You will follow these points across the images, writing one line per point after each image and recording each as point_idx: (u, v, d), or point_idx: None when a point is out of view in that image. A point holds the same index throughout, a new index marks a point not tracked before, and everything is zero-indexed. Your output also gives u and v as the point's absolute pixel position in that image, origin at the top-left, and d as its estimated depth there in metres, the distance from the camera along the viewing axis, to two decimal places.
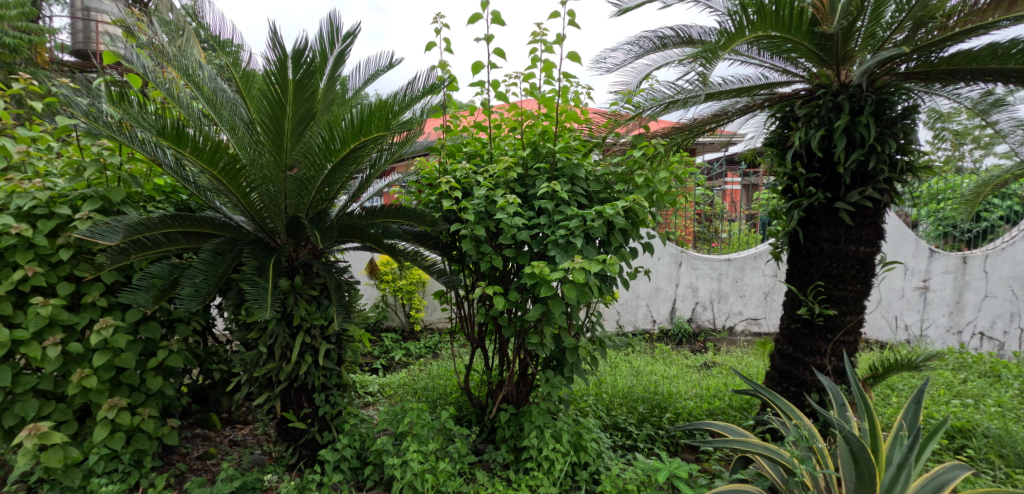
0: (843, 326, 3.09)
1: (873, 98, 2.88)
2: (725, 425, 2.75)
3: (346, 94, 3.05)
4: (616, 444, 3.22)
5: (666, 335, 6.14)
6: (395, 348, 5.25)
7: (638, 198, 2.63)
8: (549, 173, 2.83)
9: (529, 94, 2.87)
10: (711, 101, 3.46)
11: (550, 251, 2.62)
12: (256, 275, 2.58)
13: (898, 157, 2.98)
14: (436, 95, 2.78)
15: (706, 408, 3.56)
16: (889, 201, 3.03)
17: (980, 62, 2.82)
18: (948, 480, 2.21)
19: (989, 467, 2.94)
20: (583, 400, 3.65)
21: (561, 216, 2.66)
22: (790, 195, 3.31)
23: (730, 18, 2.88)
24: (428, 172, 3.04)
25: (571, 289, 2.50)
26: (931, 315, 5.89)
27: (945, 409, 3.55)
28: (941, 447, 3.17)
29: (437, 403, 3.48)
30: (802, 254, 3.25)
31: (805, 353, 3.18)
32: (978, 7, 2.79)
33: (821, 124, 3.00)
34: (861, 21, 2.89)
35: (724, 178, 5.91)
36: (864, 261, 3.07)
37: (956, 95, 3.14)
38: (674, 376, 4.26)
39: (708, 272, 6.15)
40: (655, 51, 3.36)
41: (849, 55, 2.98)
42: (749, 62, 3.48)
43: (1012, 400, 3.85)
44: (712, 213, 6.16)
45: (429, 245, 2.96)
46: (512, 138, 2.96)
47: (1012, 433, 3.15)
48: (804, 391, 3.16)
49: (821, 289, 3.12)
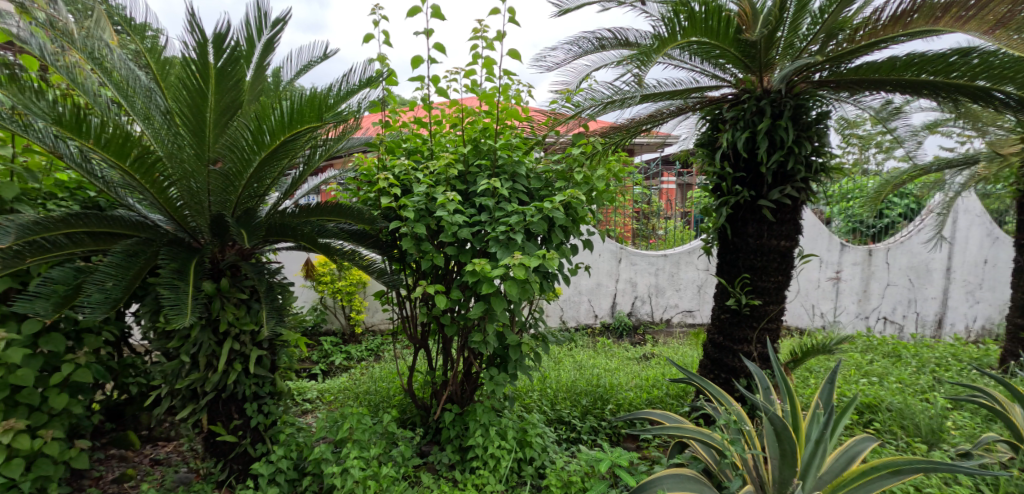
0: (766, 315, 3.28)
1: (791, 103, 3.09)
2: (662, 413, 2.87)
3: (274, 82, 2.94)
4: (561, 438, 3.28)
5: (607, 329, 6.28)
6: (335, 352, 5.08)
7: (576, 193, 2.65)
8: (490, 170, 2.81)
9: (471, 90, 2.86)
10: (646, 102, 3.59)
11: (491, 247, 2.58)
12: (176, 278, 2.39)
13: (813, 158, 3.22)
14: (373, 89, 2.69)
15: (646, 397, 3.70)
16: (806, 199, 3.26)
17: (881, 73, 3.04)
18: (858, 452, 2.41)
19: (893, 438, 3.23)
20: (528, 395, 3.68)
21: (501, 213, 2.64)
22: (718, 193, 3.50)
23: (664, 23, 2.98)
24: (366, 169, 2.95)
25: (512, 286, 2.48)
26: (843, 303, 6.37)
27: (856, 388, 3.90)
28: (853, 422, 3.46)
29: (379, 407, 3.40)
30: (729, 249, 3.43)
31: (734, 342, 3.36)
32: (880, 24, 2.93)
33: (746, 127, 3.19)
34: (781, 32, 3.10)
35: (660, 178, 6.17)
36: (784, 254, 3.29)
37: (860, 103, 3.41)
38: (615, 368, 4.38)
39: (646, 267, 6.38)
40: (594, 52, 3.44)
41: (771, 63, 3.19)
42: (682, 66, 3.61)
43: (911, 377, 4.27)
44: (650, 211, 6.55)
45: (367, 244, 2.88)
46: (452, 134, 2.94)
47: (911, 406, 3.49)
48: (733, 378, 3.33)
49: (747, 281, 3.31)
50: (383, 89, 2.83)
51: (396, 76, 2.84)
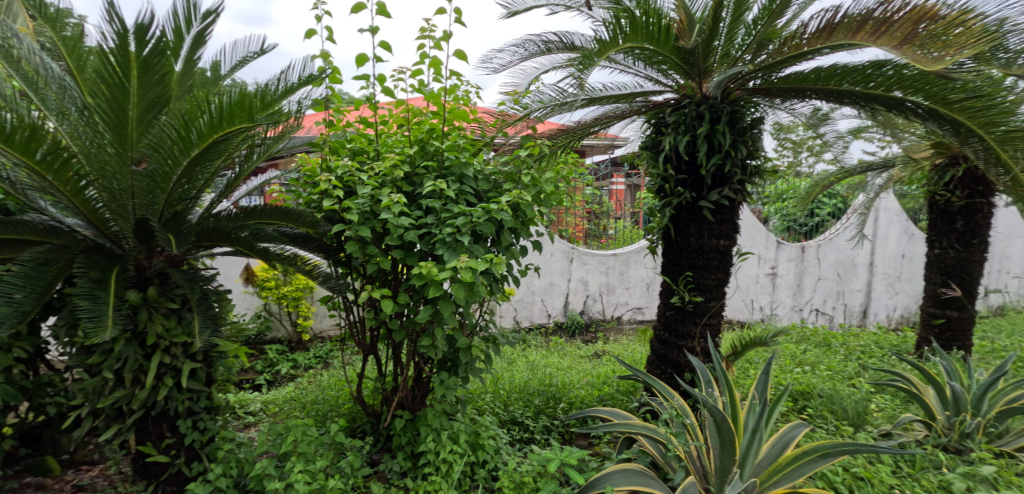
0: (708, 310, 3.42)
1: (727, 109, 3.24)
2: (611, 410, 2.94)
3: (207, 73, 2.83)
4: (514, 438, 3.29)
5: (560, 328, 6.35)
6: (281, 361, 4.89)
7: (522, 194, 2.66)
8: (437, 172, 2.78)
9: (419, 91, 2.83)
10: (593, 105, 3.66)
11: (437, 250, 2.54)
12: (95, 289, 2.22)
13: (748, 162, 3.38)
14: (316, 86, 2.61)
15: (597, 395, 3.77)
16: (742, 200, 3.42)
17: (807, 82, 3.24)
18: (791, 438, 2.54)
19: (824, 422, 3.44)
20: (481, 398, 3.67)
21: (448, 214, 2.61)
22: (662, 194, 3.62)
23: (606, 28, 3.06)
24: (309, 170, 2.83)
25: (460, 289, 2.45)
26: (779, 297, 6.73)
27: (791, 377, 4.13)
28: (789, 409, 3.66)
29: (327, 417, 3.30)
30: (673, 248, 3.55)
31: (678, 337, 3.48)
32: (806, 36, 3.08)
33: (687, 131, 3.31)
34: (718, 41, 3.25)
35: (610, 178, 6.49)
36: (723, 253, 3.44)
37: (793, 110, 3.66)
38: (567, 367, 4.44)
39: (597, 266, 6.50)
40: (541, 55, 3.48)
41: (708, 70, 3.34)
42: (627, 71, 3.71)
43: (839, 365, 4.56)
44: (600, 211, 6.73)
45: (311, 247, 2.82)
46: (399, 135, 2.89)
47: (840, 391, 3.73)
48: (678, 372, 3.45)
49: (690, 278, 3.44)
50: (327, 88, 2.75)
51: (340, 74, 2.77)
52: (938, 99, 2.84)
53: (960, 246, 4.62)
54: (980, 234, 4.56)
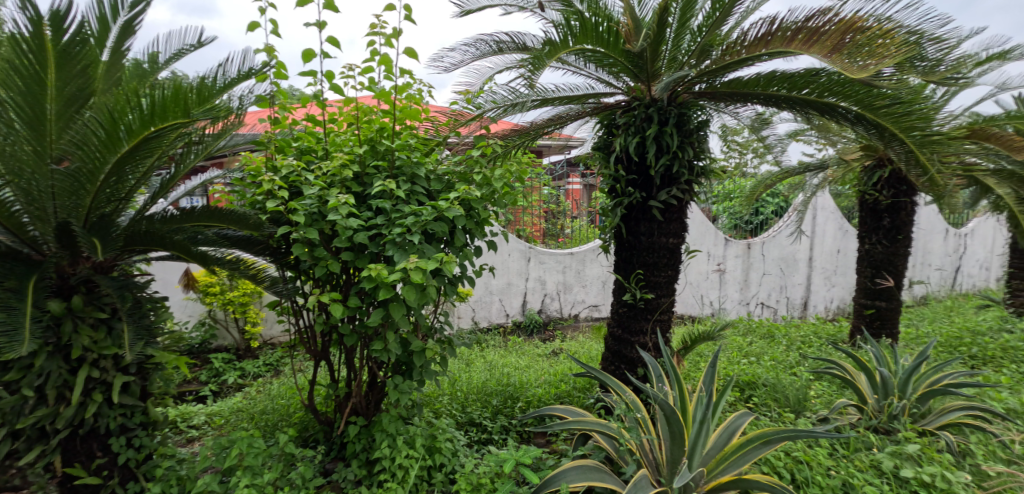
0: (659, 307, 3.52)
1: (675, 111, 3.34)
2: (565, 408, 2.99)
3: (141, 65, 2.69)
4: (472, 440, 3.28)
5: (518, 327, 6.36)
6: (228, 370, 4.68)
7: (469, 188, 2.68)
8: (388, 172, 2.73)
9: (369, 89, 2.77)
10: (547, 106, 3.70)
11: (387, 251, 2.49)
12: (11, 300, 2.06)
13: (695, 162, 3.50)
14: (259, 82, 2.55)
15: (554, 393, 3.81)
16: (689, 199, 3.54)
17: (748, 88, 3.36)
18: (737, 426, 2.65)
19: (768, 410, 3.60)
20: (438, 400, 3.64)
21: (398, 215, 2.56)
22: (613, 194, 3.69)
23: (556, 29, 3.10)
24: (254, 169, 2.71)
25: (411, 291, 2.41)
26: (728, 292, 6.99)
27: (738, 368, 4.30)
28: (737, 399, 3.81)
29: (276, 427, 3.18)
30: (625, 247, 3.63)
31: (631, 333, 3.56)
32: (747, 43, 3.21)
33: (637, 132, 3.40)
34: (666, 45, 3.35)
35: (567, 178, 6.55)
36: (672, 250, 3.54)
37: (736, 114, 3.79)
38: (525, 366, 4.47)
39: (554, 265, 6.55)
40: (493, 54, 3.47)
41: (656, 73, 3.43)
42: (579, 73, 3.76)
43: (782, 355, 4.79)
44: (558, 211, 6.78)
45: (256, 250, 2.72)
46: (349, 133, 2.81)
47: (782, 380, 3.92)
48: (631, 368, 3.53)
49: (641, 276, 3.53)
50: (271, 83, 2.65)
51: (285, 70, 2.67)
52: (865, 105, 3.02)
53: (887, 241, 4.95)
54: (905, 230, 4.90)
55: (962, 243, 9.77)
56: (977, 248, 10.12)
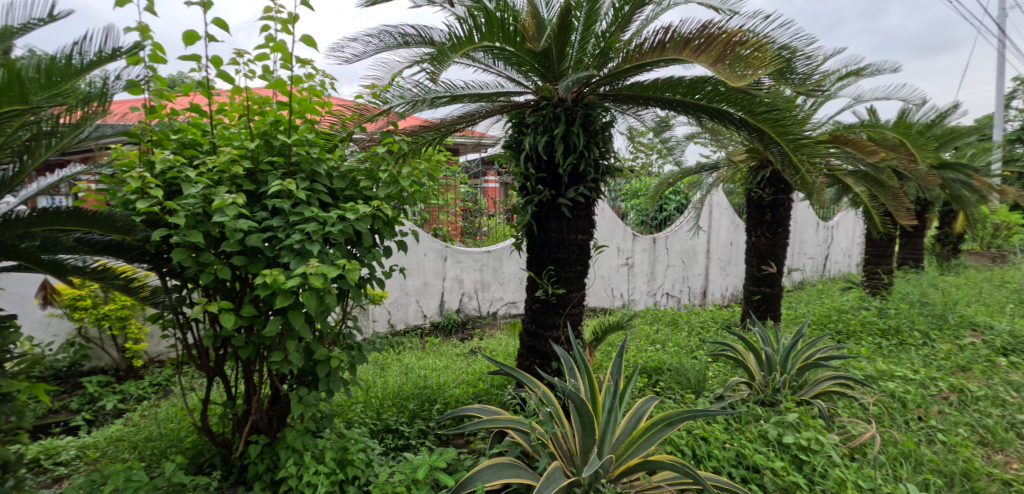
0: (570, 301, 3.62)
1: (581, 112, 3.44)
2: (480, 407, 2.98)
3: None
4: (387, 448, 3.17)
5: (436, 328, 6.27)
6: (106, 394, 4.17)
7: (381, 204, 2.56)
8: (285, 169, 2.54)
9: (263, 78, 2.55)
10: (457, 103, 3.66)
11: (283, 257, 2.33)
12: None
13: (600, 162, 3.64)
14: (129, 63, 2.27)
15: (472, 392, 3.79)
16: (596, 196, 3.66)
17: (646, 91, 3.53)
18: (643, 411, 2.79)
19: (672, 392, 3.84)
20: (351, 409, 3.48)
21: (296, 215, 2.40)
22: (524, 192, 3.74)
23: (461, 23, 3.10)
24: (125, 163, 2.40)
25: (311, 297, 2.27)
26: (637, 284, 7.37)
27: (646, 355, 4.54)
28: (645, 385, 4.02)
29: (164, 455, 2.88)
30: (536, 243, 3.69)
31: (544, 328, 3.63)
32: (645, 49, 3.33)
33: (545, 131, 3.45)
34: (572, 48, 3.45)
35: (483, 177, 6.57)
36: (581, 246, 3.65)
37: (639, 116, 4.02)
38: (442, 367, 4.41)
39: (471, 264, 6.51)
40: (399, 48, 3.38)
41: (562, 73, 3.52)
42: (489, 71, 3.76)
43: (684, 340, 5.14)
44: (473, 209, 6.80)
45: (130, 257, 2.42)
46: (240, 126, 2.59)
47: (685, 364, 4.20)
48: (546, 363, 3.61)
49: (552, 272, 3.60)
50: (146, 68, 2.38)
51: (163, 53, 2.41)
52: (747, 111, 3.29)
53: (770, 234, 5.46)
54: (785, 223, 5.44)
55: (830, 233, 11.06)
56: (842, 237, 11.50)
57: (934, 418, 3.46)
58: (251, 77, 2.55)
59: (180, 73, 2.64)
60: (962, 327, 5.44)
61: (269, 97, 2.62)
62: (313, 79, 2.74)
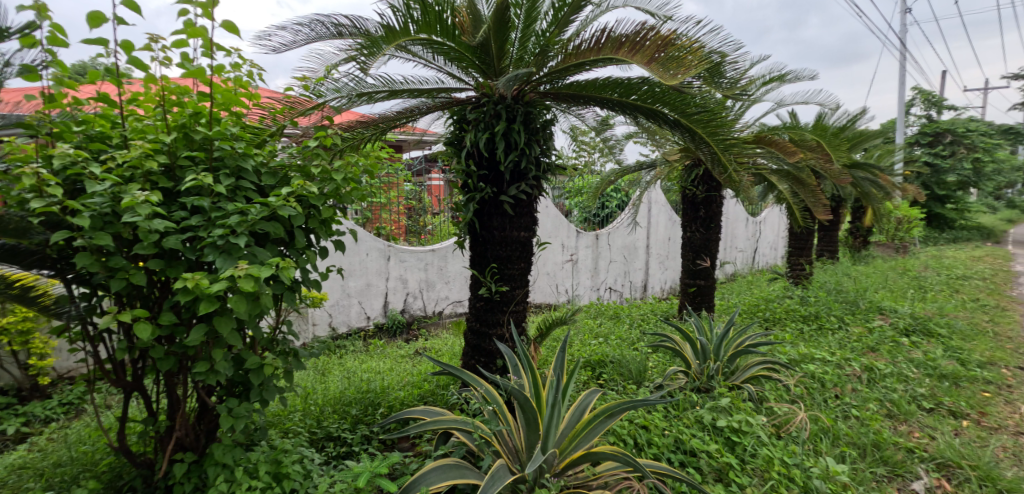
0: (514, 298, 3.63)
1: (521, 109, 3.45)
2: (424, 409, 2.93)
3: None
4: (328, 457, 3.05)
5: (380, 330, 6.12)
6: (7, 417, 3.78)
7: (304, 183, 2.39)
8: (206, 165, 2.37)
9: (180, 66, 2.36)
10: (396, 98, 3.58)
11: (205, 255, 2.18)
12: None
13: (541, 159, 3.66)
14: (21, 43, 2.05)
15: (417, 394, 3.73)
16: (538, 193, 3.68)
17: (585, 90, 3.59)
18: (586, 404, 2.83)
19: (615, 384, 3.94)
20: (288, 419, 3.33)
21: (219, 214, 2.25)
22: (466, 189, 3.70)
23: (394, 13, 3.06)
24: (19, 158, 2.17)
25: (237, 301, 2.14)
26: (581, 280, 7.51)
27: (589, 349, 4.63)
28: (589, 378, 4.11)
29: (76, 481, 2.64)
30: (479, 241, 3.67)
31: (489, 326, 3.62)
32: (583, 48, 3.38)
33: (486, 128, 3.44)
34: (513, 45, 3.45)
35: (427, 174, 6.67)
36: (524, 243, 3.66)
37: (579, 115, 4.08)
38: (386, 370, 4.31)
39: (416, 263, 6.40)
40: (332, 38, 3.25)
41: (502, 70, 3.52)
42: (429, 66, 3.70)
43: (626, 333, 5.29)
44: (416, 207, 6.70)
45: (28, 262, 2.21)
46: (155, 119, 2.40)
47: (626, 356, 4.32)
48: (492, 360, 3.60)
49: (496, 270, 3.60)
50: (43, 51, 2.16)
51: (64, 35, 2.19)
52: (680, 111, 3.42)
53: (703, 229, 5.71)
54: (717, 219, 5.72)
55: (758, 228, 11.73)
56: (769, 232, 12.23)
57: (849, 395, 3.76)
58: (168, 65, 2.36)
59: (85, 60, 2.42)
60: (872, 311, 5.94)
61: (189, 87, 2.44)
62: (239, 69, 2.57)
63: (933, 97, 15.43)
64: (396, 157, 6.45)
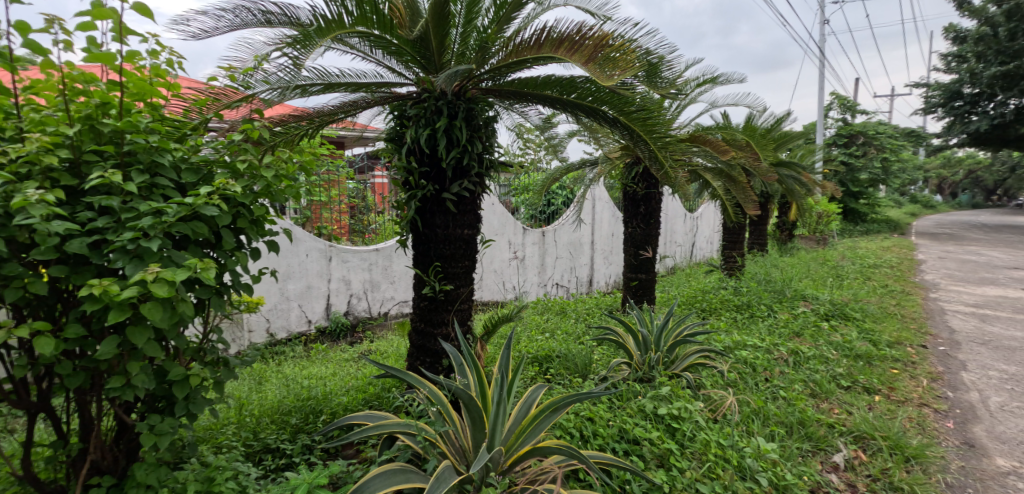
0: (459, 297, 3.59)
1: (463, 106, 3.41)
2: (366, 414, 2.84)
3: None
4: (265, 470, 2.91)
5: (322, 334, 5.91)
6: None
7: (225, 180, 2.25)
8: (117, 160, 2.19)
9: (86, 51, 2.16)
10: (331, 91, 3.45)
11: (113, 261, 2.01)
12: None
13: (484, 156, 3.64)
14: None
15: (361, 398, 3.62)
16: (481, 191, 3.66)
17: (526, 88, 3.61)
18: (532, 400, 2.85)
19: (562, 378, 3.99)
20: (221, 432, 3.15)
21: (130, 214, 2.08)
22: (407, 187, 3.62)
23: (329, 3, 2.95)
24: None
25: (154, 309, 1.98)
26: (528, 276, 7.56)
27: (536, 345, 4.67)
28: (536, 373, 4.14)
29: None
30: (422, 240, 3.61)
31: (433, 325, 3.58)
32: (524, 45, 3.39)
33: (427, 125, 3.38)
34: (454, 41, 3.42)
35: (370, 173, 6.38)
36: (468, 241, 3.63)
37: (522, 113, 4.10)
38: (328, 375, 4.16)
39: (359, 263, 6.22)
40: (260, 26, 3.09)
41: (443, 65, 3.48)
42: (367, 59, 3.59)
43: (572, 327, 5.38)
44: (360, 206, 6.51)
45: None
46: (59, 109, 2.19)
47: (572, 350, 4.38)
48: (437, 361, 3.56)
49: (439, 268, 3.55)
50: None
51: None
52: (619, 110, 3.49)
53: (644, 224, 5.89)
54: (656, 215, 5.91)
55: (695, 224, 12.25)
56: (705, 227, 12.80)
57: (777, 378, 4.00)
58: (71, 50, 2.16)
59: None
60: (797, 299, 6.34)
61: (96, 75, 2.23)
62: (156, 57, 2.39)
63: (848, 101, 16.67)
64: (337, 153, 6.23)
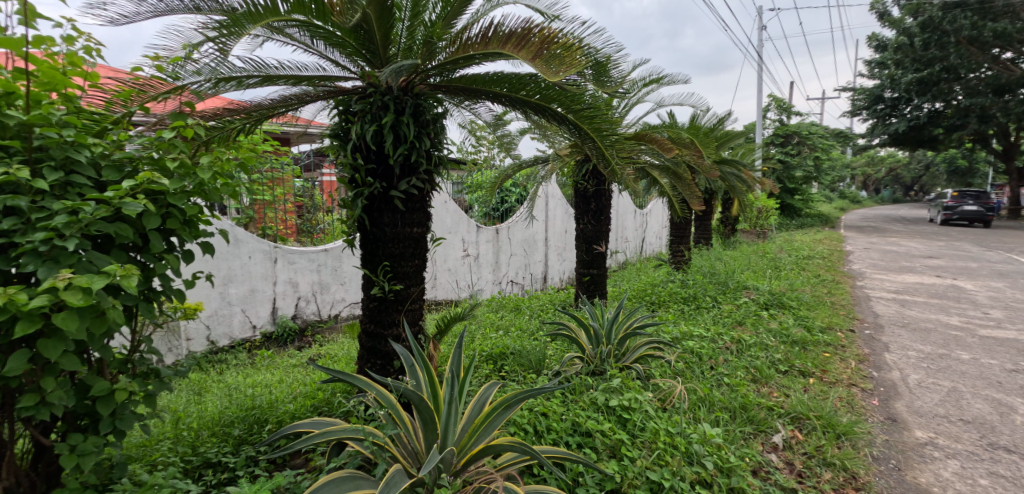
0: (409, 297, 3.53)
1: (410, 101, 3.35)
2: (313, 421, 2.74)
3: None
4: (205, 485, 2.76)
5: (268, 339, 5.68)
6: None
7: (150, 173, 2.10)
8: (24, 156, 2.01)
9: None
10: (271, 85, 3.31)
11: (23, 266, 1.85)
12: None
13: (432, 152, 3.59)
14: None
15: (309, 405, 3.49)
16: (430, 188, 3.61)
17: (475, 84, 3.59)
18: (485, 397, 2.84)
19: (515, 375, 4.00)
20: (156, 448, 2.97)
21: (41, 215, 1.92)
22: (354, 185, 3.52)
23: None
24: None
25: (70, 318, 1.83)
26: (483, 274, 7.55)
27: (490, 342, 4.66)
28: (490, 371, 4.13)
29: None
30: (370, 239, 3.52)
31: (383, 326, 3.50)
32: (472, 42, 3.36)
33: (373, 120, 3.30)
34: (400, 36, 3.37)
35: (319, 169, 6.13)
36: (417, 240, 3.57)
37: (472, 110, 4.07)
38: (274, 382, 4.00)
39: (306, 265, 6.01)
40: (189, 13, 2.90)
41: (389, 59, 3.42)
42: (309, 51, 3.47)
43: (525, 324, 5.41)
44: (307, 205, 6.28)
45: None
46: None
47: (526, 347, 4.40)
48: (389, 362, 3.49)
49: (389, 268, 3.47)
50: None
51: None
52: (567, 107, 3.52)
53: (594, 221, 5.99)
54: (606, 212, 6.03)
55: (644, 220, 12.59)
56: (654, 223, 13.17)
57: (721, 365, 4.17)
58: None
59: None
60: (739, 290, 6.63)
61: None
62: (69, 43, 2.21)
63: (784, 103, 17.57)
64: (281, 150, 5.98)
